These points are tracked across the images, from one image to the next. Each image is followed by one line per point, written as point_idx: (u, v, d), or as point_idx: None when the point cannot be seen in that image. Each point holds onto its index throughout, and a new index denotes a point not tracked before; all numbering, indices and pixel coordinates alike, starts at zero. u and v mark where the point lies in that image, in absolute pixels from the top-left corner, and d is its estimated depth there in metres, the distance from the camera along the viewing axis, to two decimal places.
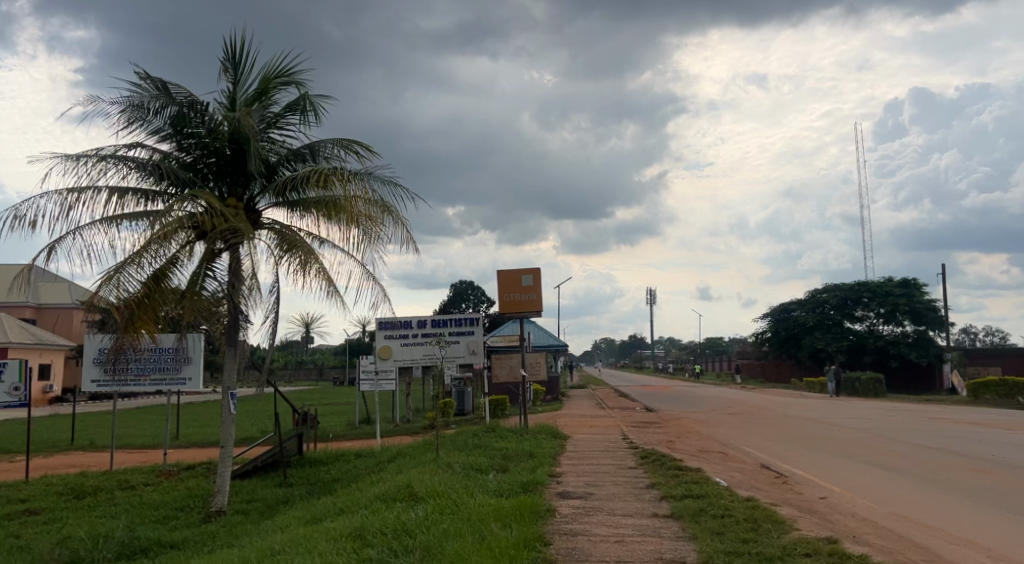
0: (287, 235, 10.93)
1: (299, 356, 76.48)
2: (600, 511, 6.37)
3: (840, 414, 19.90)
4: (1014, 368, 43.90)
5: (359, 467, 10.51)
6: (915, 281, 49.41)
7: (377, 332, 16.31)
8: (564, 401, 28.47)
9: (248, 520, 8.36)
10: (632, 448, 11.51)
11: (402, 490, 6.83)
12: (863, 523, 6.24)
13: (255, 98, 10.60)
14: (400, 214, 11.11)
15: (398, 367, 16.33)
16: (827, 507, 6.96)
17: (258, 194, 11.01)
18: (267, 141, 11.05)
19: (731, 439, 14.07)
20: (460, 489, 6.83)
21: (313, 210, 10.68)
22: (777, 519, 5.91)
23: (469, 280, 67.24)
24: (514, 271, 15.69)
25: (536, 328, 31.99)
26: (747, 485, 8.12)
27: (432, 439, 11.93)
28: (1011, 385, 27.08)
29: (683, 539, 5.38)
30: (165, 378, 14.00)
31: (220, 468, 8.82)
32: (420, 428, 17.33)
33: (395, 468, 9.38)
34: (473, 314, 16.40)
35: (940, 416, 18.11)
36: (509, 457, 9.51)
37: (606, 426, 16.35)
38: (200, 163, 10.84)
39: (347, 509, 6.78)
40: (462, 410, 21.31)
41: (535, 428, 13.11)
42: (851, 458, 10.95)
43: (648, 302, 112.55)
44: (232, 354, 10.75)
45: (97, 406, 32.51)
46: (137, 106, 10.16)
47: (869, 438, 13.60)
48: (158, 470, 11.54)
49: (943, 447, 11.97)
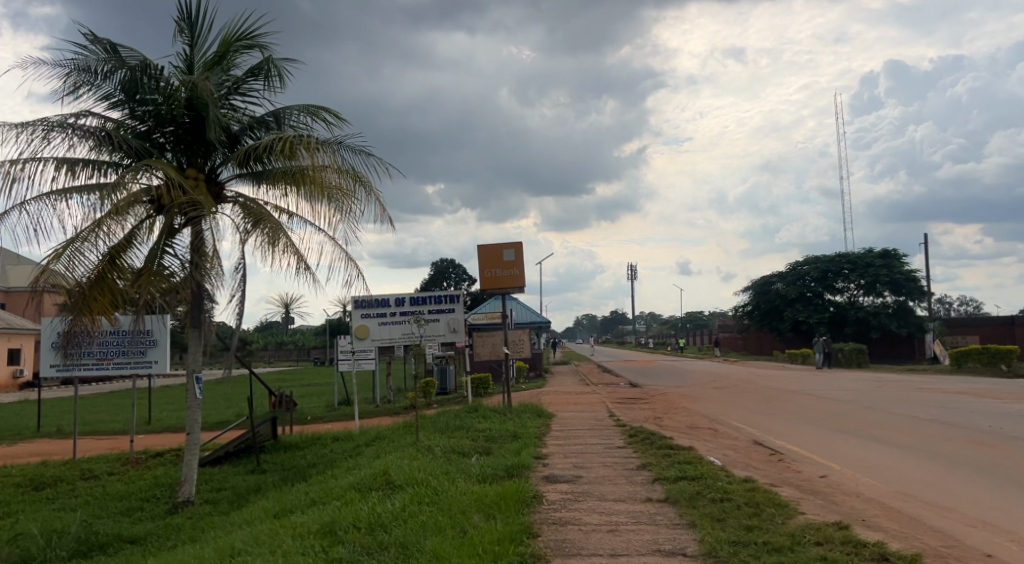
0: (253, 209, 10.44)
1: (279, 337, 75.86)
2: (589, 497, 6.15)
3: (826, 385, 19.93)
4: (992, 337, 44.44)
5: (335, 452, 10.20)
6: (895, 252, 49.74)
7: (354, 311, 15.93)
8: (548, 378, 28.40)
9: (216, 512, 8.05)
10: (619, 426, 11.31)
11: (378, 479, 6.56)
12: (870, 504, 6.07)
13: (214, 62, 10.07)
14: (373, 185, 10.66)
15: (376, 346, 15.94)
16: (829, 487, 6.78)
17: (220, 165, 10.54)
18: (228, 107, 10.53)
19: (720, 414, 13.94)
20: (439, 475, 6.59)
21: (279, 182, 10.18)
22: (780, 502, 5.72)
23: (450, 259, 66.80)
24: (495, 246, 15.36)
25: (518, 304, 31.79)
26: (741, 464, 7.95)
27: (412, 420, 11.68)
28: (993, 353, 27.31)
29: (681, 527, 5.17)
30: (130, 361, 13.59)
31: (186, 457, 8.48)
32: (401, 408, 17.09)
33: (371, 453, 9.07)
34: (453, 292, 16.10)
35: (927, 386, 18.18)
36: (493, 438, 9.28)
37: (591, 403, 16.20)
38: (155, 131, 10.28)
39: (322, 499, 6.50)
40: (444, 389, 21.11)
41: (519, 407, 12.90)
42: (842, 432, 10.85)
43: (630, 278, 112.69)
44: (197, 334, 10.35)
45: (71, 390, 31.95)
46: (82, 70, 9.55)
47: (857, 410, 13.54)
48: (124, 458, 11.19)
49: (934, 419, 11.91)
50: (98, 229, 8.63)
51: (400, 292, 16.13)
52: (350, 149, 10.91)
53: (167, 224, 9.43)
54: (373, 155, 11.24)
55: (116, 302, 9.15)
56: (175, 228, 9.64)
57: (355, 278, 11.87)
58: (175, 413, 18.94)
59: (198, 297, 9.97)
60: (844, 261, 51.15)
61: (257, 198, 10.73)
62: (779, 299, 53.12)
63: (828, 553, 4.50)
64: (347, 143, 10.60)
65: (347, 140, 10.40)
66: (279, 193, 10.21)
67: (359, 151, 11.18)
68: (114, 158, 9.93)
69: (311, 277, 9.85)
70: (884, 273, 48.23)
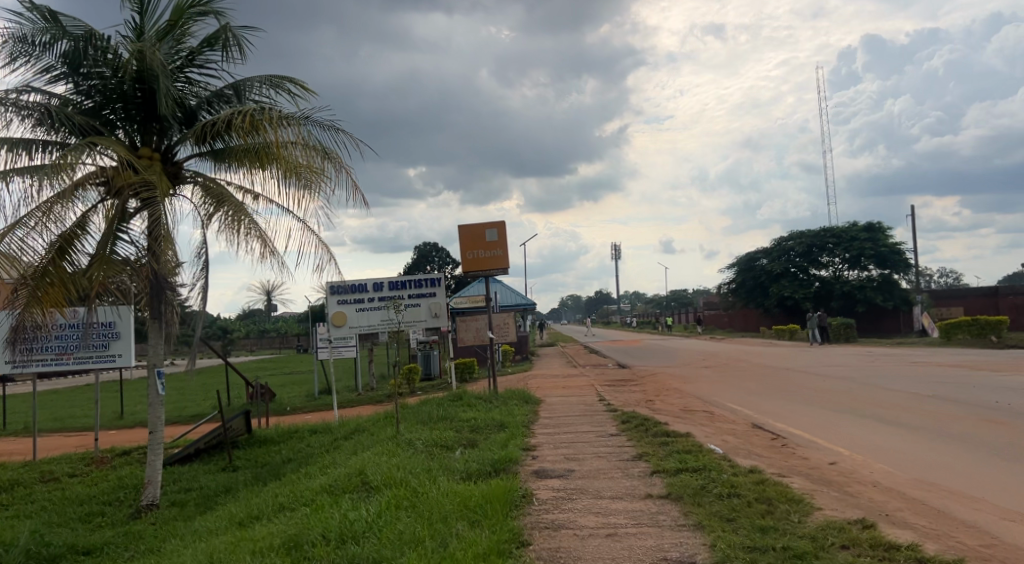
0: (214, 190, 9.94)
1: (261, 325, 75.10)
2: (584, 494, 5.85)
3: (819, 361, 19.86)
4: (976, 308, 44.80)
5: (313, 447, 9.83)
6: (879, 226, 49.88)
7: (329, 298, 15.61)
8: (534, 361, 28.23)
9: (183, 516, 7.72)
10: (610, 411, 11.04)
11: (353, 481, 6.25)
12: (891, 496, 5.83)
13: (166, 31, 9.51)
14: (343, 161, 10.21)
15: (354, 333, 15.60)
16: (843, 476, 6.53)
17: (177, 143, 10.04)
18: (184, 80, 10.00)
19: (712, 395, 13.75)
20: (420, 474, 6.26)
21: (243, 160, 9.69)
22: (792, 497, 5.45)
23: (433, 242, 66.22)
24: (477, 227, 14.98)
25: (502, 287, 31.51)
26: (744, 451, 7.70)
27: (393, 410, 11.37)
28: (983, 324, 27.40)
29: (688, 529, 4.88)
30: (92, 355, 13.17)
31: (150, 458, 8.16)
32: (384, 396, 16.76)
33: (349, 448, 8.72)
34: (433, 275, 15.70)
35: (919, 360, 18.12)
36: (478, 429, 8.98)
37: (580, 386, 15.96)
38: (105, 108, 9.69)
39: (291, 506, 6.16)
40: (428, 374, 21.01)
41: (506, 393, 12.61)
42: (843, 412, 10.67)
43: (614, 258, 112.61)
44: (158, 327, 9.82)
45: (44, 385, 31.21)
46: (20, 41, 8.94)
47: (856, 388, 13.39)
48: (87, 458, 10.77)
49: (934, 396, 11.79)
50: (46, 214, 8.23)
51: (378, 277, 15.73)
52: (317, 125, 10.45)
53: (121, 207, 9.03)
54: (343, 130, 10.76)
55: (65, 292, 8.67)
56: (130, 213, 9.26)
57: (328, 263, 11.43)
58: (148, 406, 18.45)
59: (157, 286, 9.53)
60: (828, 236, 51.24)
61: (217, 178, 10.24)
62: (765, 275, 53.26)
63: (857, 560, 4.23)
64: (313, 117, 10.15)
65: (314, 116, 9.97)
66: (242, 172, 9.74)
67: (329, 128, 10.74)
68: (60, 138, 9.37)
69: (280, 260, 9.45)
70: (869, 247, 48.41)
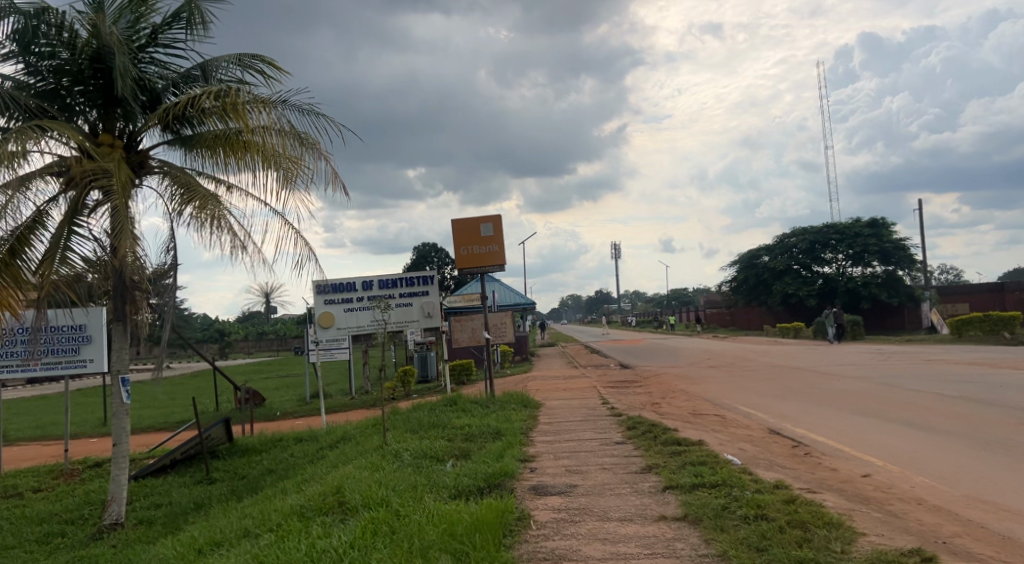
0: (182, 179, 9.38)
1: (258, 327, 74.78)
2: (588, 516, 5.44)
3: (831, 360, 19.48)
4: (982, 305, 44.46)
5: (295, 457, 9.47)
6: (883, 221, 49.46)
7: (316, 297, 15.15)
8: (534, 361, 27.87)
9: (146, 537, 7.40)
10: (613, 416, 10.63)
11: (328, 500, 5.86)
12: (943, 517, 5.40)
13: (125, 7, 8.98)
14: (322, 148, 9.79)
15: (342, 335, 15.12)
16: (882, 492, 6.10)
17: (141, 128, 9.49)
18: (148, 60, 9.53)
19: (721, 398, 13.35)
20: (402, 491, 5.87)
21: (215, 148, 9.18)
22: (829, 519, 5.03)
23: (433, 243, 65.78)
24: (471, 222, 14.57)
25: (501, 286, 31.20)
26: (765, 462, 7.27)
27: (382, 416, 11.03)
28: (996, 320, 26.99)
29: (714, 561, 4.47)
30: (62, 361, 12.75)
31: (114, 473, 7.91)
32: (377, 400, 16.41)
33: (330, 460, 8.32)
34: (426, 274, 15.33)
35: (933, 358, 17.73)
36: (471, 437, 8.59)
37: (583, 388, 15.59)
38: (62, 91, 9.18)
39: (256, 530, 5.75)
40: (425, 377, 20.82)
41: (503, 397, 12.22)
42: (866, 416, 10.26)
43: (614, 257, 112.10)
44: (123, 329, 9.18)
45: (35, 392, 30.84)
46: None
47: (873, 389, 12.98)
48: (56, 470, 10.42)
49: (960, 397, 11.38)
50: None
51: (367, 276, 15.35)
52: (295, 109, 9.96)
53: (77, 198, 8.63)
54: (322, 114, 10.31)
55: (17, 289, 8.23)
56: (87, 204, 8.86)
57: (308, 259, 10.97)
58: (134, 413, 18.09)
59: (121, 284, 9.04)
60: (831, 232, 50.90)
61: (185, 167, 9.73)
62: (768, 273, 53.02)
63: None
64: (291, 102, 9.72)
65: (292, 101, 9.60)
66: (214, 160, 9.24)
67: (308, 114, 10.25)
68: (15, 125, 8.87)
69: (258, 256, 8.97)
70: (874, 242, 48.02)
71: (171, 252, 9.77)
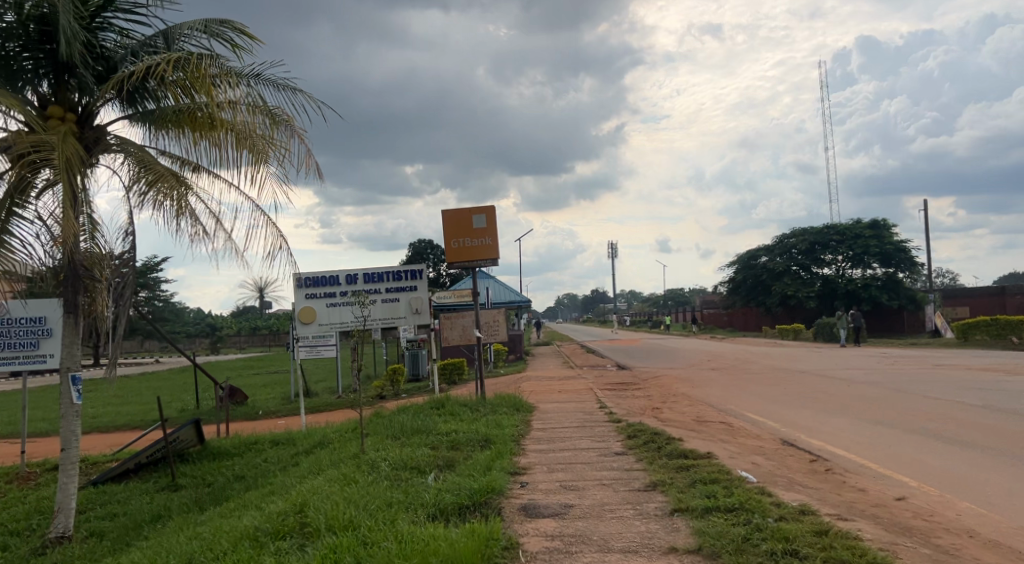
0: (140, 155, 8.81)
1: (252, 322, 74.26)
2: (587, 546, 5.02)
3: (834, 363, 19.17)
4: (983, 308, 44.28)
5: (270, 463, 9.14)
6: (883, 223, 49.21)
7: (298, 290, 14.73)
8: (528, 361, 27.53)
9: (87, 553, 7.09)
10: (612, 422, 10.22)
11: (288, 521, 5.45)
12: (1001, 555, 5.01)
13: None
14: (297, 127, 9.35)
15: (324, 331, 14.71)
16: (924, 520, 5.71)
17: (95, 99, 8.91)
18: (105, 26, 9.05)
19: (726, 403, 12.95)
20: (374, 512, 5.47)
21: (181, 125, 8.70)
22: (871, 556, 4.61)
23: (429, 240, 65.28)
24: (463, 214, 14.12)
25: (495, 282, 30.81)
26: (783, 481, 6.85)
27: (366, 419, 10.69)
28: (1003, 324, 26.68)
29: None
30: (19, 355, 12.30)
31: (61, 482, 7.60)
32: (363, 401, 16.07)
33: (301, 469, 7.92)
34: (414, 268, 14.95)
35: (942, 362, 17.41)
36: (458, 445, 8.18)
37: (580, 390, 15.24)
38: (9, 57, 8.60)
39: (203, 555, 5.32)
40: (416, 375, 20.33)
41: (496, 399, 11.81)
42: (888, 426, 9.89)
43: (611, 257, 111.84)
44: (75, 322, 8.62)
45: (16, 386, 30.30)
46: None
47: (887, 396, 12.64)
48: (11, 474, 10.08)
49: (981, 406, 11.02)
50: None
51: (351, 269, 14.96)
52: (269, 84, 9.49)
53: (21, 176, 8.04)
54: (299, 91, 9.84)
55: None
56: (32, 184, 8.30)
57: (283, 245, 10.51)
58: (112, 410, 17.65)
59: (73, 272, 8.46)
60: (831, 233, 50.77)
61: (147, 144, 9.21)
62: (767, 274, 52.70)
63: None
64: (264, 75, 9.27)
65: (264, 76, 9.17)
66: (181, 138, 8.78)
67: (282, 90, 9.80)
68: None
69: (225, 242, 8.52)
70: (874, 244, 47.76)
71: (129, 239, 9.17)
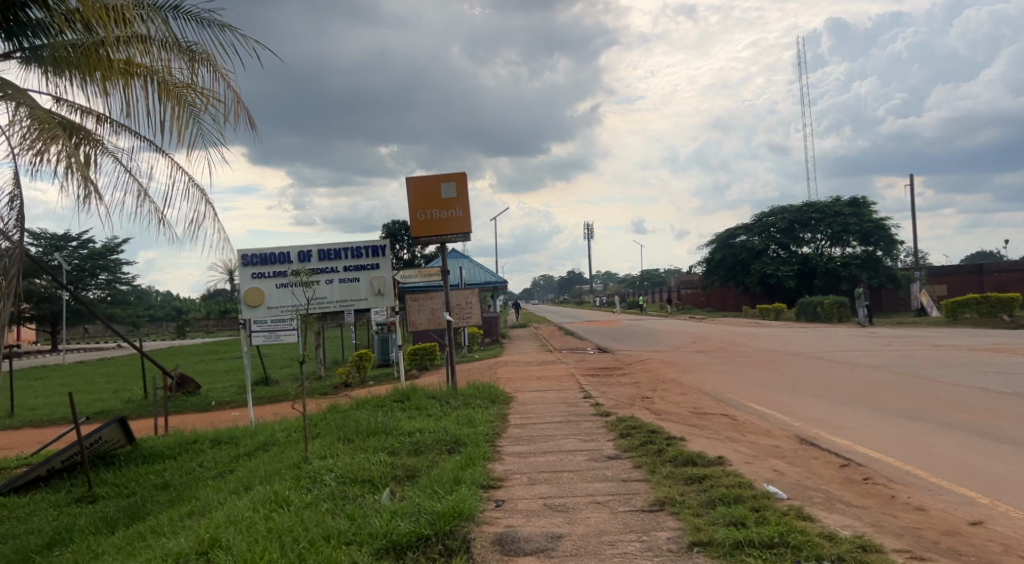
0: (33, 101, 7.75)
1: (221, 305, 72.78)
2: None
3: (827, 344, 18.84)
4: (961, 286, 44.59)
5: (205, 470, 8.45)
6: (862, 200, 49.22)
7: (243, 270, 13.88)
8: (503, 344, 26.96)
9: None
10: (600, 416, 9.62)
11: None
12: None
13: None
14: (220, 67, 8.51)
15: (273, 313, 13.90)
16: (1014, 556, 5.15)
17: None
18: None
19: (723, 392, 12.43)
20: (303, 555, 4.76)
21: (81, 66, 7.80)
22: None
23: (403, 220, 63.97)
24: (432, 182, 13.35)
25: (469, 263, 30.12)
26: (821, 498, 6.26)
27: (320, 415, 10.03)
28: (993, 302, 26.63)
29: None
30: None
31: None
32: (328, 391, 15.41)
33: (232, 482, 7.18)
34: (376, 245, 14.23)
35: (941, 343, 17.10)
36: (420, 450, 7.51)
37: (560, 378, 14.71)
38: None
39: None
40: (385, 360, 19.70)
41: (469, 389, 11.19)
42: (918, 420, 9.41)
43: (587, 236, 111.70)
44: None
45: None
46: None
47: (900, 382, 12.20)
48: None
49: (1008, 395, 10.61)
50: None
51: (304, 247, 14.13)
52: (186, 18, 8.57)
53: None
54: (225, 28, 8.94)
55: None
56: None
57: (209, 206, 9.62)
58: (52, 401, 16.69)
59: None
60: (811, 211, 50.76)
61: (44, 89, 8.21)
62: (744, 253, 52.58)
63: None
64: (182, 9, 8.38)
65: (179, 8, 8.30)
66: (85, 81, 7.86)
67: (206, 27, 8.93)
68: None
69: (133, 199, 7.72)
70: (853, 223, 47.76)
71: (16, 205, 8.11)
